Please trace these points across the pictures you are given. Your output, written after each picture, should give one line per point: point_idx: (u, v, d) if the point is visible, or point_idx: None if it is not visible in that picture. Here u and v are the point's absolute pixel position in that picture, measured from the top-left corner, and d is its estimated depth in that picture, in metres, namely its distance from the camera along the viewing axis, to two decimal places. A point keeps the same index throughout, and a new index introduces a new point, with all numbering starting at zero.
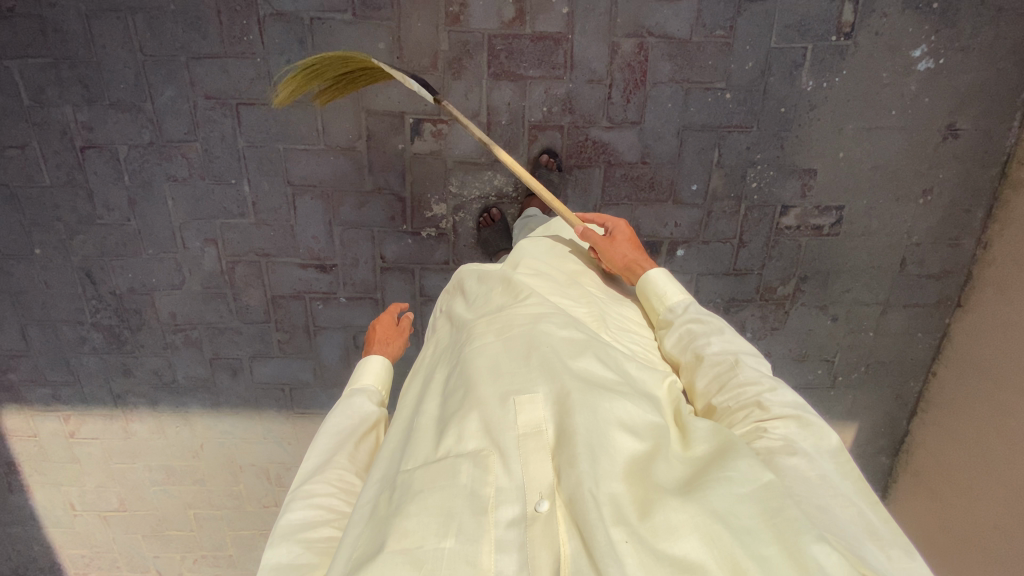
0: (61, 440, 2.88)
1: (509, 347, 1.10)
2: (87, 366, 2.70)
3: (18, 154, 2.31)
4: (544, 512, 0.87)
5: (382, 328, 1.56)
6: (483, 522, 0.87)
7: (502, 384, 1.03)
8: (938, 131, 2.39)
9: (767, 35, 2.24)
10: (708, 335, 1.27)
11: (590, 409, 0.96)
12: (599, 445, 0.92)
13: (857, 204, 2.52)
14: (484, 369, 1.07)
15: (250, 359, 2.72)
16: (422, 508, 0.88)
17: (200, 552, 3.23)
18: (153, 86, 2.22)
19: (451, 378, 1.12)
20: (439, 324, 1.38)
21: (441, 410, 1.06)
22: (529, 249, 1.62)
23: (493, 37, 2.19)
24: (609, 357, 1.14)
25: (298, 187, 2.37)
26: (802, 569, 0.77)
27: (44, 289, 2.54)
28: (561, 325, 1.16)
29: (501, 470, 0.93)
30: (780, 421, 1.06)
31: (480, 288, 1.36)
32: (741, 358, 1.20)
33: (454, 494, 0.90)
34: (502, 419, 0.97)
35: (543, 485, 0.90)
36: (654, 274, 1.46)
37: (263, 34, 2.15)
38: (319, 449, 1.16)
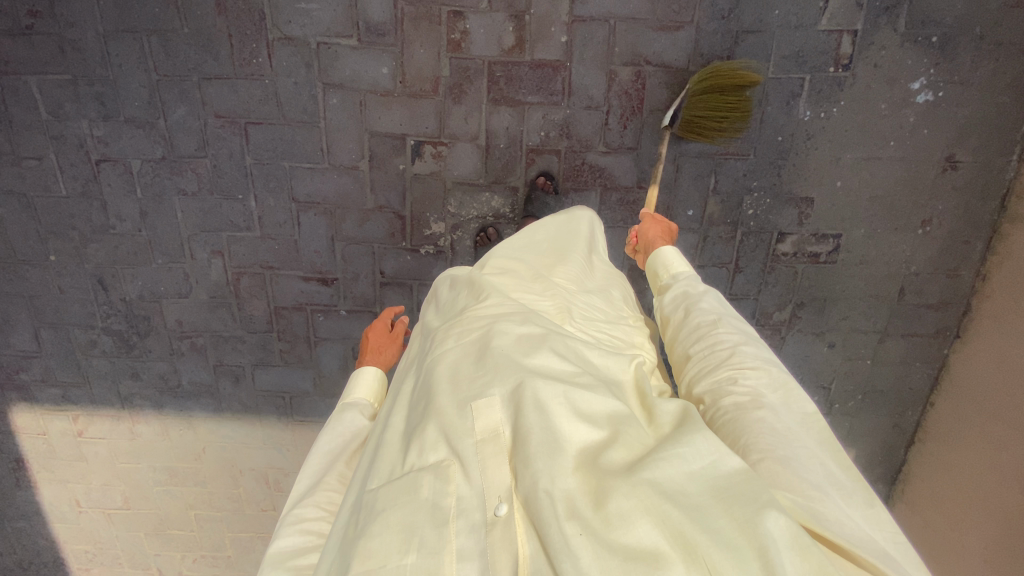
0: (70, 439, 2.99)
1: (469, 354, 1.12)
2: (96, 368, 2.80)
3: (36, 165, 2.41)
4: (502, 516, 0.88)
5: (375, 336, 1.56)
6: (445, 535, 0.88)
7: (460, 392, 1.04)
8: (937, 162, 2.39)
9: (764, 66, 2.26)
10: (699, 296, 1.36)
11: (541, 404, 0.95)
12: (553, 440, 0.91)
13: (854, 233, 2.53)
14: (445, 378, 1.09)
15: (252, 367, 2.79)
16: (385, 526, 0.90)
17: (200, 551, 3.31)
18: (166, 104, 2.31)
19: (417, 389, 1.15)
20: (413, 339, 1.42)
21: (410, 421, 1.09)
22: (500, 252, 1.65)
23: (493, 64, 2.25)
24: (570, 349, 1.13)
25: (302, 203, 2.45)
26: (752, 537, 0.74)
27: (57, 294, 2.64)
28: (520, 323, 1.16)
29: (462, 480, 0.94)
30: (757, 374, 1.11)
31: (451, 295, 1.42)
32: (724, 317, 1.27)
33: (415, 510, 0.91)
34: (459, 428, 0.98)
35: (502, 489, 0.91)
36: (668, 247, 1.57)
37: (272, 57, 2.24)
38: (310, 473, 1.19)
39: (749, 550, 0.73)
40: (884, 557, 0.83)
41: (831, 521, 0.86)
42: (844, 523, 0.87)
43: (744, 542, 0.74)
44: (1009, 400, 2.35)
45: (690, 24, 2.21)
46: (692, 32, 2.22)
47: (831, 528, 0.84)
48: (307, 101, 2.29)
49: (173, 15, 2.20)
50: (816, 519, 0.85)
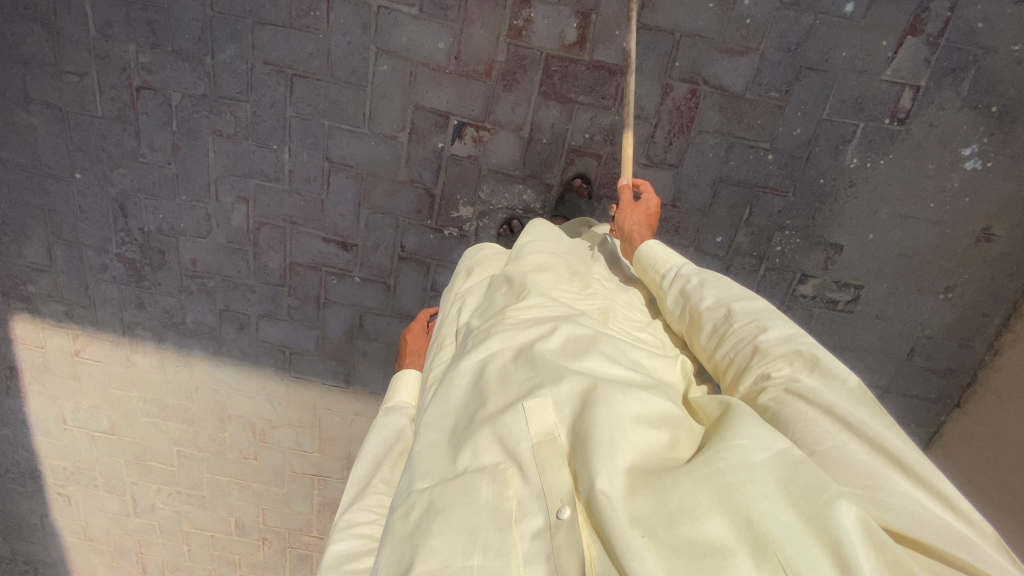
0: (67, 356, 3.00)
1: (517, 357, 1.12)
2: (104, 292, 2.80)
3: (76, 81, 2.37)
4: (566, 519, 0.86)
5: (413, 339, 1.76)
6: (509, 537, 0.88)
7: (511, 394, 1.04)
8: (973, 233, 2.38)
9: (820, 106, 2.23)
10: (702, 291, 1.33)
11: (600, 410, 0.94)
12: (611, 442, 0.90)
13: (876, 287, 2.53)
14: (495, 380, 1.10)
15: (259, 317, 2.80)
16: (446, 527, 0.91)
17: (175, 487, 3.35)
18: (216, 42, 2.28)
19: (463, 383, 1.14)
20: (447, 341, 1.40)
21: (460, 417, 1.09)
22: (532, 250, 1.60)
23: (550, 58, 2.21)
24: (619, 352, 1.14)
25: (335, 163, 2.43)
26: (822, 534, 0.74)
27: (77, 213, 2.63)
28: (567, 326, 1.17)
29: (520, 483, 0.93)
30: (783, 361, 1.10)
31: (487, 296, 1.45)
32: (734, 307, 1.24)
33: (475, 512, 0.91)
34: (513, 429, 0.98)
35: (562, 491, 0.89)
36: (648, 244, 1.56)
37: (330, 12, 2.20)
38: (358, 479, 1.22)
39: (818, 543, 0.74)
40: (953, 534, 0.82)
41: (897, 510, 0.83)
42: (911, 507, 0.84)
43: (815, 533, 0.75)
44: (995, 475, 2.37)
45: (755, 51, 2.17)
46: (755, 59, 2.18)
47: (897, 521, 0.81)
48: (357, 63, 2.25)
49: None
50: (886, 513, 0.83)
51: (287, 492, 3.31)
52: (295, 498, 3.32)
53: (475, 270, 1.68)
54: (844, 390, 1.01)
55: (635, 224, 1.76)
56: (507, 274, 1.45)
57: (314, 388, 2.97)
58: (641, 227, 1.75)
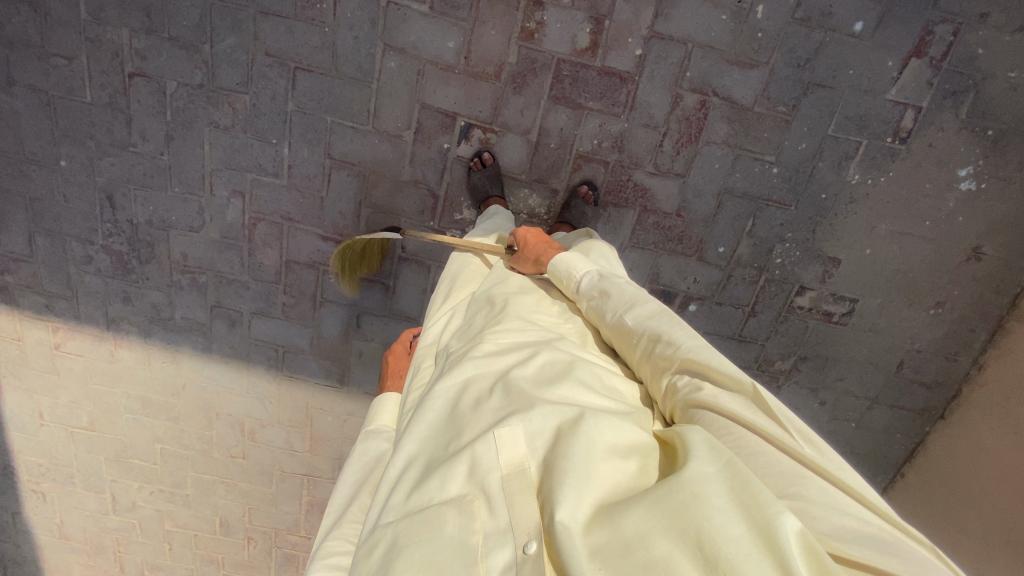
0: (45, 350, 2.88)
1: (489, 386, 1.13)
2: (88, 285, 2.70)
3: (64, 65, 2.27)
4: (533, 554, 0.83)
5: (395, 360, 1.73)
6: (474, 574, 0.85)
7: (480, 424, 1.04)
8: (964, 251, 2.44)
9: (826, 122, 2.25)
10: (609, 306, 1.37)
11: (573, 439, 0.94)
12: (584, 473, 0.90)
13: (870, 301, 2.58)
14: (468, 409, 1.10)
15: (251, 315, 2.73)
16: (409, 564, 0.88)
17: (158, 485, 3.26)
18: (215, 30, 2.19)
19: (429, 411, 1.13)
20: (425, 363, 1.40)
21: (429, 446, 1.09)
22: (514, 278, 1.66)
23: (562, 62, 2.18)
24: (592, 380, 1.17)
25: (337, 160, 2.37)
26: (771, 546, 0.71)
27: (61, 202, 2.52)
28: (544, 354, 1.20)
29: (487, 516, 0.92)
30: (681, 369, 1.13)
31: (469, 322, 1.47)
32: (631, 320, 1.29)
33: (441, 547, 0.89)
34: (483, 459, 0.96)
35: (530, 525, 0.87)
36: (552, 262, 1.59)
37: (337, 6, 2.13)
38: (337, 505, 1.22)
39: (766, 557, 0.70)
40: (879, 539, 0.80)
41: (823, 520, 0.81)
42: (837, 517, 0.82)
43: (760, 546, 0.72)
44: (977, 486, 2.45)
45: (765, 65, 2.18)
46: (764, 73, 2.19)
47: (829, 534, 0.78)
48: (363, 58, 2.19)
49: None
50: (815, 523, 0.80)
51: (275, 492, 3.25)
52: (283, 497, 3.26)
53: (458, 287, 1.74)
54: (739, 392, 1.03)
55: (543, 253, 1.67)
56: (490, 295, 1.53)
57: (306, 388, 2.91)
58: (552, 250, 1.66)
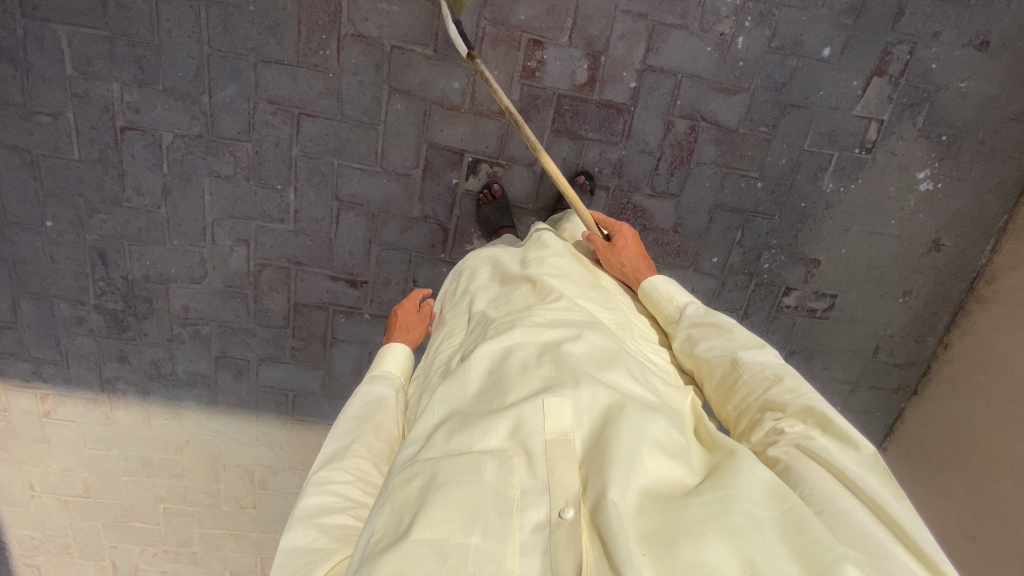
0: (33, 419, 2.71)
1: (536, 357, 1.18)
2: (79, 347, 2.57)
3: (49, 122, 2.18)
4: (568, 520, 0.90)
5: (404, 315, 1.72)
6: (509, 525, 0.91)
7: (530, 391, 1.09)
8: (925, 244, 2.72)
9: (802, 138, 2.47)
10: (709, 339, 1.39)
11: (628, 424, 0.99)
12: (633, 455, 0.95)
13: (847, 295, 2.83)
14: (515, 371, 1.15)
15: (259, 361, 2.67)
16: (447, 500, 0.93)
17: (162, 546, 3.10)
18: (214, 81, 2.16)
19: (475, 381, 1.17)
20: (458, 329, 1.48)
21: (469, 409, 1.12)
22: (553, 258, 1.65)
23: (563, 97, 2.29)
24: (637, 371, 1.21)
25: (345, 202, 2.38)
26: None
27: (47, 263, 2.39)
28: (592, 336, 1.24)
29: (525, 474, 0.98)
30: (795, 419, 1.14)
31: (502, 295, 1.51)
32: (740, 358, 1.30)
33: (479, 492, 0.94)
34: (529, 422, 1.02)
35: (569, 493, 0.93)
36: (650, 279, 1.63)
37: (340, 52, 2.15)
38: (339, 435, 1.24)
39: None
40: None
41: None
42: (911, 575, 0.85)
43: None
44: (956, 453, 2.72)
45: (747, 91, 2.37)
46: (746, 98, 2.38)
47: None
48: (369, 102, 2.22)
49: None
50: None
51: None
52: None
53: (481, 267, 1.73)
54: (856, 456, 1.04)
55: (630, 258, 1.72)
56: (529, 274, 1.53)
57: (319, 429, 2.87)
58: (642, 263, 1.72)
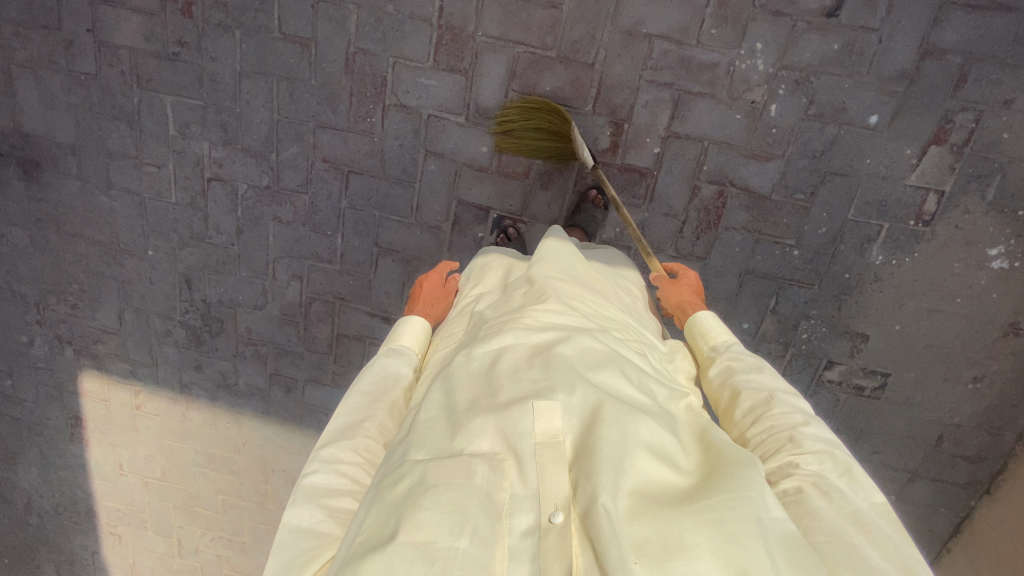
0: (129, 408, 3.26)
1: (530, 354, 1.12)
2: (166, 354, 3.06)
3: (155, 172, 2.67)
4: (558, 524, 0.88)
5: (429, 288, 1.66)
6: (499, 528, 0.89)
7: (520, 389, 1.04)
8: (1000, 326, 2.42)
9: (845, 207, 2.33)
10: (747, 372, 1.31)
11: (613, 425, 0.95)
12: (618, 460, 0.92)
13: (903, 375, 2.57)
14: (504, 374, 1.08)
15: (305, 382, 2.99)
16: (436, 503, 0.90)
17: (218, 532, 3.52)
18: (281, 142, 2.51)
19: (465, 373, 1.12)
20: (458, 326, 1.43)
21: (459, 398, 1.07)
22: (555, 254, 1.56)
23: (585, 161, 2.38)
24: (633, 372, 1.14)
25: (383, 249, 2.63)
26: None
27: (148, 284, 2.91)
28: (586, 336, 1.16)
29: (516, 478, 0.93)
30: (814, 457, 1.08)
31: (505, 294, 1.45)
32: (776, 394, 1.23)
33: (470, 496, 0.90)
34: (518, 425, 0.97)
35: (559, 497, 0.91)
36: (702, 314, 1.53)
37: (384, 119, 2.42)
38: (350, 410, 1.22)
39: None
40: None
41: None
42: None
43: None
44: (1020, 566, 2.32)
45: (781, 157, 2.29)
46: (781, 163, 2.29)
47: None
48: (408, 162, 2.47)
49: (305, 67, 2.39)
50: None
51: None
52: None
53: (489, 268, 1.66)
54: (868, 503, 1.01)
55: (684, 296, 1.68)
56: (530, 275, 1.44)
57: None
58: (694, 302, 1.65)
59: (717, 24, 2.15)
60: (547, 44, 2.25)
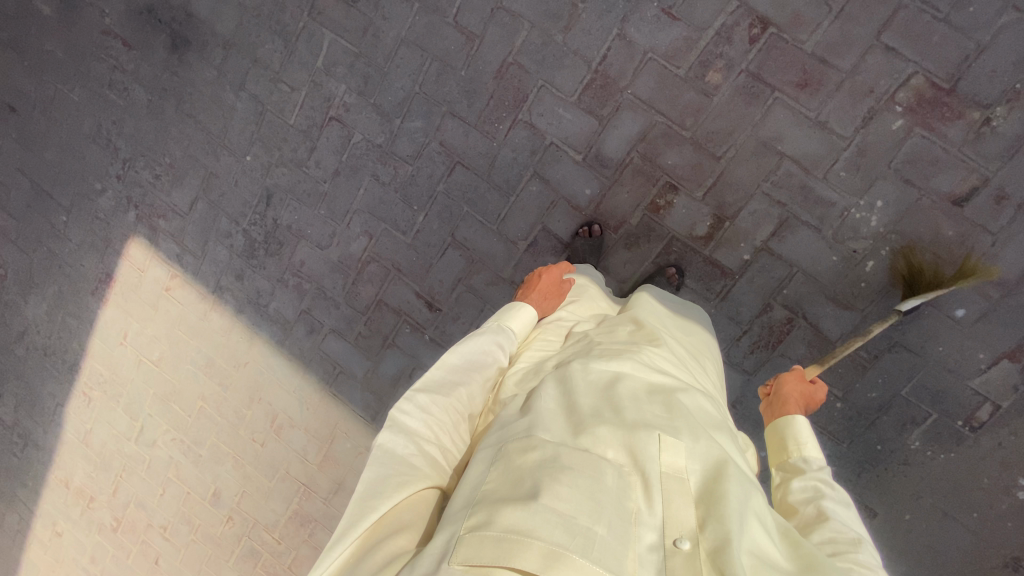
0: (159, 287, 3.35)
1: (651, 390, 1.24)
2: (217, 253, 3.16)
3: (287, 92, 2.82)
4: (684, 550, 0.97)
5: (546, 282, 1.72)
6: (630, 531, 0.97)
7: (645, 416, 1.14)
8: (1004, 558, 2.36)
9: (902, 382, 2.34)
10: (836, 503, 1.30)
11: (734, 481, 1.06)
12: (739, 515, 1.02)
13: (894, 569, 2.48)
14: (628, 397, 1.19)
15: (329, 330, 3.04)
16: (577, 487, 0.97)
17: (181, 434, 3.53)
18: (410, 112, 2.64)
19: (589, 383, 1.23)
20: (558, 338, 1.55)
21: (586, 403, 1.17)
22: (654, 307, 1.68)
23: (675, 239, 2.44)
24: (730, 441, 1.26)
25: (456, 241, 2.71)
26: None
27: (233, 185, 3.03)
28: (696, 394, 1.29)
29: (644, 493, 1.02)
30: None
31: (609, 325, 1.57)
32: (861, 540, 1.21)
33: (607, 494, 0.99)
34: (649, 447, 1.07)
35: (685, 527, 1.00)
36: (798, 418, 1.54)
37: (511, 130, 2.53)
38: (449, 366, 1.31)
39: None
40: None
41: None
42: None
43: None
44: None
45: (859, 311, 2.32)
46: (856, 316, 2.33)
47: None
48: (514, 175, 2.57)
49: (461, 57, 2.53)
50: None
51: (271, 488, 3.38)
52: (276, 495, 3.38)
53: (585, 300, 1.78)
54: None
55: (793, 394, 1.68)
56: (637, 318, 1.56)
57: (343, 410, 3.14)
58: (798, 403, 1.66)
59: (849, 169, 2.20)
60: (685, 124, 2.33)
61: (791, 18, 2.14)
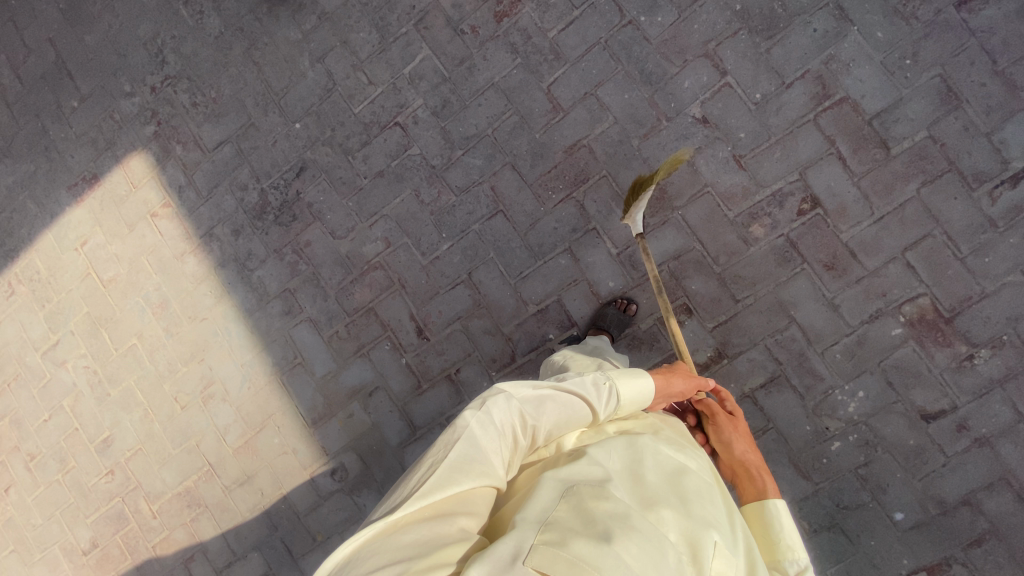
0: (145, 209, 3.14)
1: (712, 492, 1.34)
2: (224, 201, 3.02)
3: (363, 83, 2.84)
4: None
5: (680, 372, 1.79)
6: None
7: (707, 514, 1.24)
8: None
9: (829, 563, 2.41)
10: None
11: None
12: None
13: None
14: (694, 490, 1.29)
15: (305, 318, 2.91)
16: (645, 550, 1.05)
17: (97, 365, 3.20)
18: (474, 148, 2.70)
19: (662, 464, 1.33)
20: None
21: (658, 480, 1.27)
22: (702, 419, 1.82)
23: (675, 357, 2.52)
24: None
25: (470, 281, 2.71)
26: None
27: (271, 144, 2.96)
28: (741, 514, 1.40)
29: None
30: None
31: (668, 417, 1.69)
32: None
33: (667, 567, 1.06)
34: (708, 544, 1.16)
35: None
36: (774, 503, 1.43)
37: (561, 202, 2.61)
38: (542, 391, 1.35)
39: None
40: None
41: None
42: None
43: None
44: None
45: (813, 483, 2.44)
46: (809, 487, 2.44)
47: None
48: (549, 244, 2.63)
49: (541, 120, 2.63)
50: None
51: (172, 455, 3.08)
52: (174, 465, 3.07)
53: None
54: None
55: (745, 451, 1.64)
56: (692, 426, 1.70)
57: (284, 402, 2.94)
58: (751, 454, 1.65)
59: (845, 354, 2.38)
60: (718, 259, 2.48)
61: (837, 207, 2.37)
